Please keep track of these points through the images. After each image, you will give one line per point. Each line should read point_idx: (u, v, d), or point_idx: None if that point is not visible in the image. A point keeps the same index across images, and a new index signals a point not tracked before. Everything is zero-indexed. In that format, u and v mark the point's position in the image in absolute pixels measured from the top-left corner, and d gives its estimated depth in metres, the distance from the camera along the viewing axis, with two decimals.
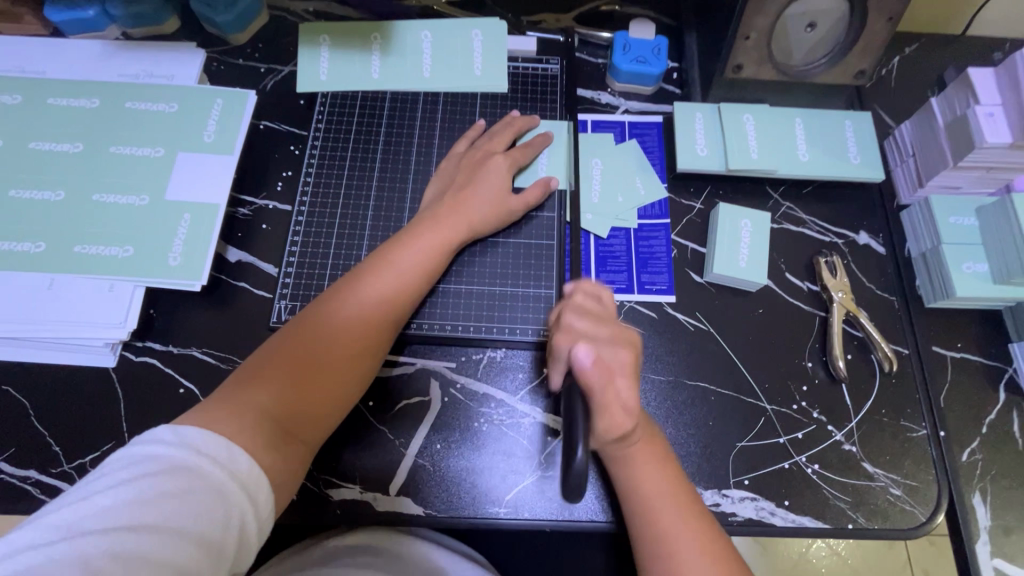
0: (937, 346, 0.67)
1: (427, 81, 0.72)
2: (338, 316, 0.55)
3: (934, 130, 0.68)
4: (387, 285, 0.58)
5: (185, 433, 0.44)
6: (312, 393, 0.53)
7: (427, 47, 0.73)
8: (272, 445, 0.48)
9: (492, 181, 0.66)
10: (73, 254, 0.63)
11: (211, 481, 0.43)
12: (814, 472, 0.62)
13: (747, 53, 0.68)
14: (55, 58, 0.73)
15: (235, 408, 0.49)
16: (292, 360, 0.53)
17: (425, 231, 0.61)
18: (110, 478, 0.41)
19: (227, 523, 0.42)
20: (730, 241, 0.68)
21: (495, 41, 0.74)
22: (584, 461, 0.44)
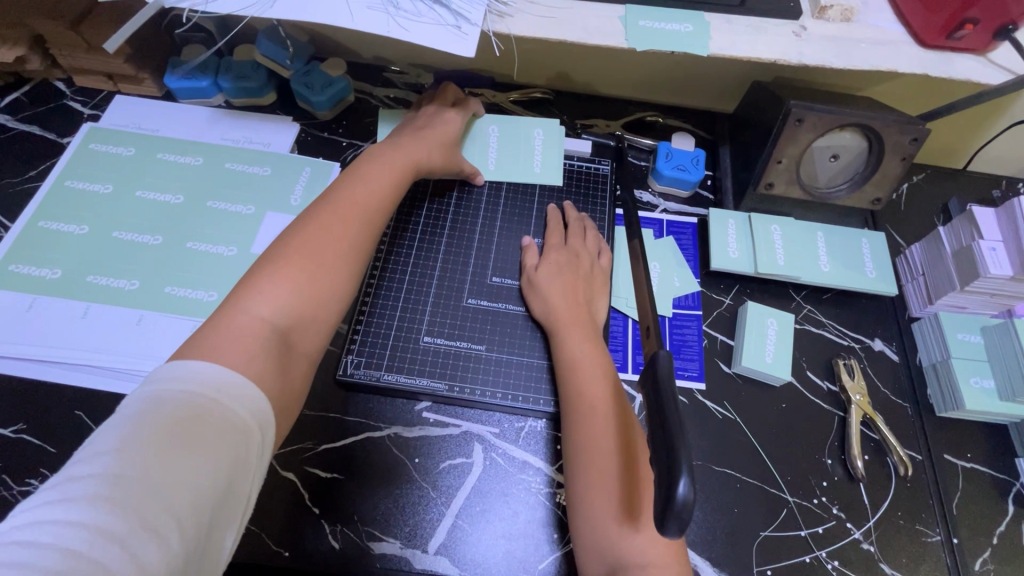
0: (950, 454, 0.71)
1: (493, 172, 0.82)
2: (321, 237, 0.58)
3: (942, 255, 0.76)
4: (359, 206, 0.63)
5: (194, 368, 0.45)
6: (306, 309, 0.55)
7: (494, 142, 0.84)
8: (269, 355, 0.50)
9: (445, 131, 0.77)
10: (164, 294, 0.69)
11: (232, 422, 0.44)
12: (833, 568, 0.64)
13: (779, 174, 0.77)
14: (167, 119, 0.83)
15: (228, 329, 0.50)
16: (282, 277, 0.55)
17: (388, 155, 0.70)
18: (132, 428, 0.41)
19: (248, 466, 0.44)
20: (757, 338, 0.75)
21: (554, 141, 0.85)
22: (692, 488, 0.37)
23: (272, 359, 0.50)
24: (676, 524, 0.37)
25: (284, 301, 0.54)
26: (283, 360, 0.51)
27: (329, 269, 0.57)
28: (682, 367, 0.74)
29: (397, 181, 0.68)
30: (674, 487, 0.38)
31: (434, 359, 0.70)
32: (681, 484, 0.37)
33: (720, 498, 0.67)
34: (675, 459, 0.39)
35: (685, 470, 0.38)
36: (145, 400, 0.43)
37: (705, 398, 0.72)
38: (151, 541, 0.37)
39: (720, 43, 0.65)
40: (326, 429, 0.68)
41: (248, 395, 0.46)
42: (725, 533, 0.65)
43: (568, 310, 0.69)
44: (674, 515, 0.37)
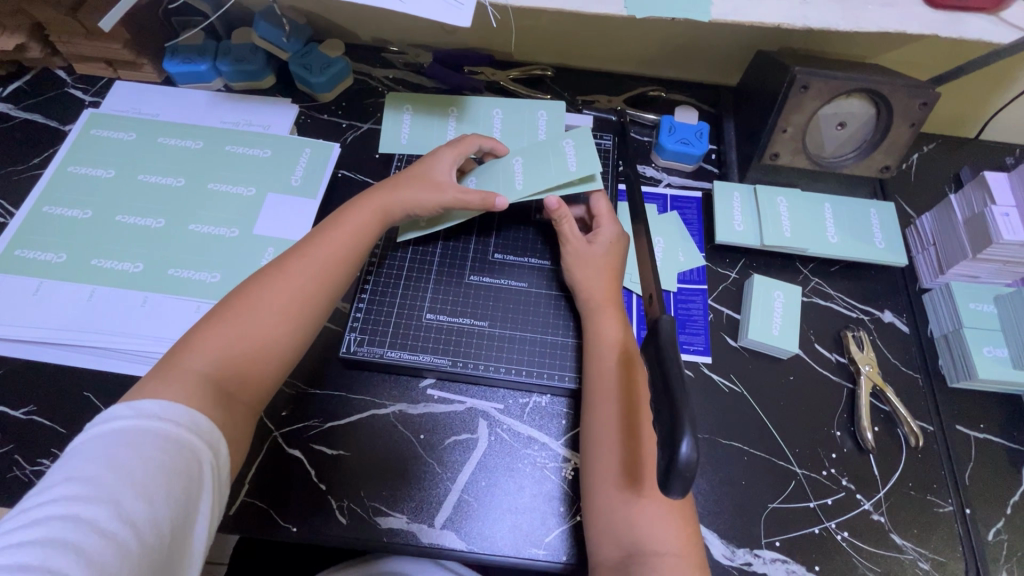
0: (962, 425, 0.70)
1: (520, 191, 0.69)
2: (274, 281, 0.58)
3: (953, 224, 0.74)
4: (319, 262, 0.60)
5: (141, 406, 0.46)
6: (250, 351, 0.54)
7: (517, 165, 0.71)
8: (211, 400, 0.50)
9: (444, 158, 0.69)
10: (167, 276, 0.69)
11: (182, 443, 0.46)
12: (844, 539, 0.64)
13: (784, 144, 0.76)
14: (167, 104, 0.83)
15: (180, 367, 0.51)
16: (233, 327, 0.54)
17: (358, 205, 0.66)
18: (83, 458, 0.42)
19: (202, 479, 0.46)
20: (764, 311, 0.74)
21: (585, 139, 0.71)
22: (696, 447, 0.37)
23: (216, 416, 0.49)
24: (680, 485, 0.37)
25: (227, 345, 0.53)
26: (226, 415, 0.51)
27: (271, 313, 0.56)
28: (688, 341, 0.73)
29: (364, 233, 0.64)
30: (678, 446, 0.37)
31: (437, 338, 0.70)
32: (684, 443, 0.37)
33: (727, 471, 0.66)
34: (678, 419, 0.38)
35: (688, 429, 0.37)
36: (94, 433, 0.44)
37: (711, 371, 0.72)
38: (110, 551, 0.39)
39: (721, 8, 0.64)
40: (330, 407, 0.68)
41: (198, 421, 0.48)
42: (733, 505, 0.65)
43: (602, 290, 0.68)
44: (677, 474, 0.37)
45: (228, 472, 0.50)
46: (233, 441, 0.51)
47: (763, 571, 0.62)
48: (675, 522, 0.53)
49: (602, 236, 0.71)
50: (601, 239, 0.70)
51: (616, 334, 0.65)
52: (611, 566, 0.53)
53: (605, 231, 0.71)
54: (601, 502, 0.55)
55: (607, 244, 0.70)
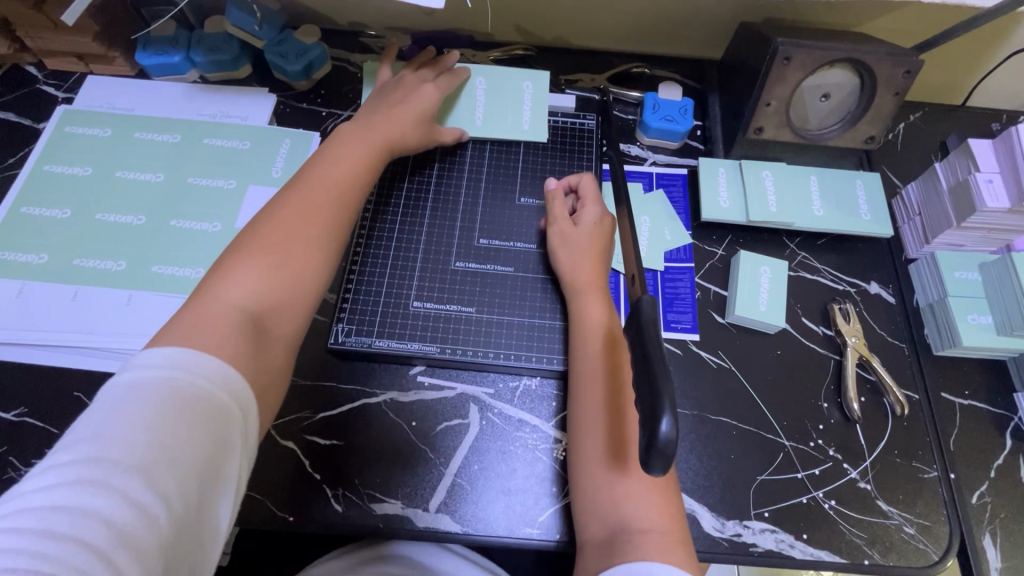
0: (946, 392, 0.71)
1: (478, 128, 0.79)
2: (289, 221, 0.56)
3: (938, 193, 0.74)
4: (327, 193, 0.60)
5: (165, 354, 0.44)
6: (274, 289, 0.53)
7: (479, 99, 0.80)
8: (240, 337, 0.49)
9: (424, 100, 0.73)
10: (151, 273, 0.69)
11: (210, 401, 0.43)
12: (831, 508, 0.65)
13: (768, 118, 0.75)
14: (142, 97, 0.81)
15: (201, 319, 0.48)
16: (249, 265, 0.53)
17: (353, 138, 0.66)
18: (111, 414, 0.41)
19: (231, 440, 0.44)
20: (750, 287, 0.74)
21: (542, 95, 0.81)
22: (675, 425, 0.37)
23: (243, 351, 0.48)
24: (660, 463, 0.38)
25: (248, 288, 0.52)
26: (258, 349, 0.50)
27: (290, 252, 0.55)
28: (676, 320, 0.73)
29: (366, 163, 0.65)
30: (657, 424, 0.38)
31: (425, 324, 0.70)
32: (663, 422, 0.37)
33: (716, 446, 0.67)
34: (657, 399, 0.39)
35: (667, 409, 0.38)
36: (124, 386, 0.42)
37: (699, 348, 0.72)
38: (137, 518, 0.38)
39: None
40: (321, 397, 0.68)
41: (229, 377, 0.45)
42: (723, 479, 0.66)
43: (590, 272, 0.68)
44: (657, 452, 0.38)
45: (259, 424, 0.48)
46: (261, 378, 0.49)
47: (752, 541, 0.63)
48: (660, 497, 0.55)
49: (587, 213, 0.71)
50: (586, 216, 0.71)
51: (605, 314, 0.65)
52: (597, 545, 0.54)
53: (586, 213, 0.71)
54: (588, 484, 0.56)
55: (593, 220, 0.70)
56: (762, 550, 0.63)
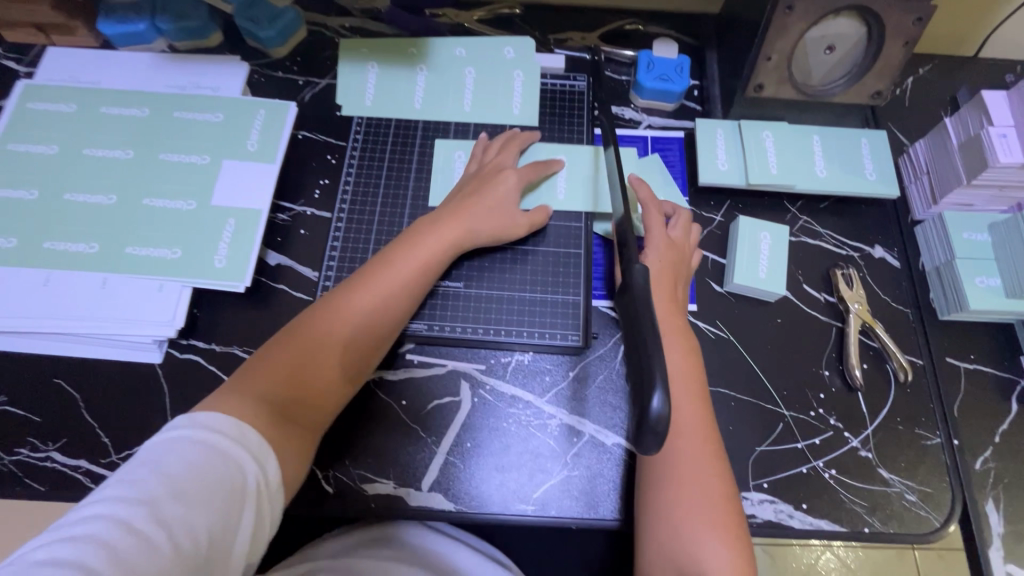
0: (951, 357, 0.69)
1: (465, 115, 0.76)
2: (337, 308, 0.59)
3: (947, 149, 0.71)
4: (379, 287, 0.60)
5: (202, 417, 0.48)
6: (307, 378, 0.56)
7: (468, 83, 0.77)
8: (275, 423, 0.52)
9: (499, 192, 0.68)
10: (124, 255, 0.66)
11: (244, 467, 0.47)
12: (831, 477, 0.64)
13: (768, 73, 0.71)
14: (107, 69, 0.77)
15: (245, 388, 0.53)
16: (291, 350, 0.56)
17: (424, 233, 0.64)
18: (141, 460, 0.44)
19: (249, 490, 0.46)
20: (750, 254, 0.71)
21: (533, 81, 0.77)
22: (667, 402, 0.35)
23: (271, 437, 0.51)
24: (653, 441, 0.36)
25: (284, 375, 0.55)
26: (286, 439, 0.52)
27: (327, 339, 0.57)
28: None
29: (428, 264, 0.63)
30: (648, 401, 0.36)
31: None
32: (653, 398, 0.35)
33: (714, 417, 0.65)
34: (647, 374, 0.37)
35: (659, 384, 0.36)
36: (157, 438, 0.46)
37: (696, 318, 0.70)
38: (143, 551, 0.40)
39: None
40: None
41: (266, 459, 0.49)
42: (721, 451, 0.64)
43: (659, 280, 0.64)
44: (648, 430, 0.36)
45: (282, 489, 0.51)
46: (287, 463, 0.52)
47: (751, 512, 0.62)
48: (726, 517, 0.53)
49: (659, 247, 0.65)
50: (659, 251, 0.64)
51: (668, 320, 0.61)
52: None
53: (654, 251, 0.64)
54: (662, 512, 0.53)
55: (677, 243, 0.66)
56: (761, 520, 0.62)
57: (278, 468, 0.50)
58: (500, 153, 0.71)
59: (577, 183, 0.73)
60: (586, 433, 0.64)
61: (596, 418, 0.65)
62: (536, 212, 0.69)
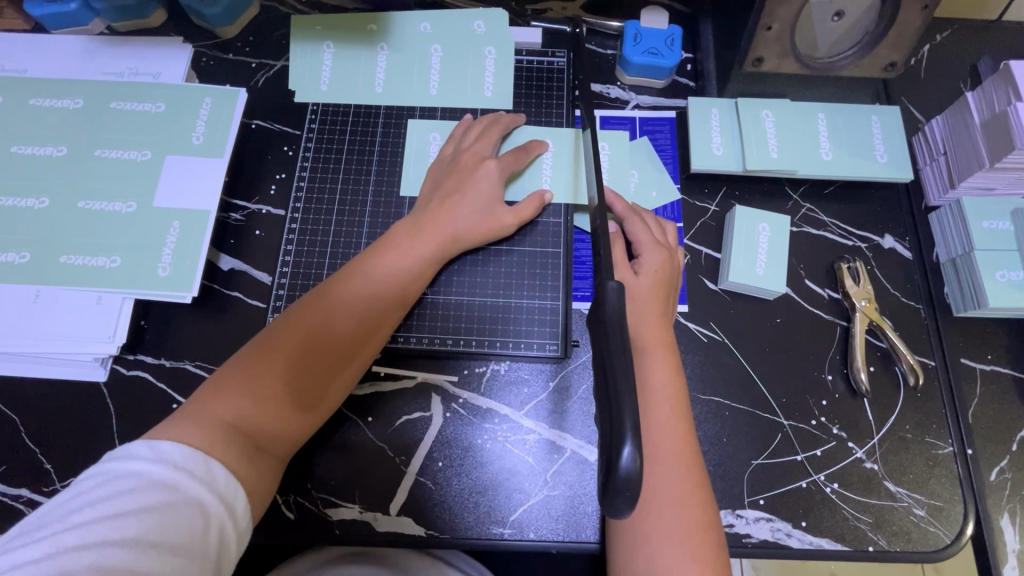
0: (967, 358, 0.64)
1: (433, 99, 0.68)
2: (311, 327, 0.53)
3: (968, 127, 0.64)
4: (358, 298, 0.55)
5: (160, 447, 0.43)
6: (280, 408, 0.50)
7: (436, 62, 0.69)
8: (247, 462, 0.46)
9: (482, 186, 0.61)
10: (60, 264, 0.61)
11: (204, 501, 0.42)
12: (833, 491, 0.59)
13: (768, 46, 0.63)
14: (35, 54, 0.69)
15: (206, 412, 0.47)
16: (261, 375, 0.50)
17: (407, 238, 0.59)
18: (87, 495, 0.39)
19: (209, 530, 0.41)
20: (747, 248, 0.65)
21: (507, 58, 0.69)
22: (638, 456, 0.33)
23: (239, 468, 0.45)
24: (624, 500, 0.33)
25: (254, 404, 0.49)
26: (255, 468, 0.47)
27: (303, 363, 0.52)
28: None
29: (411, 272, 0.58)
30: (618, 453, 0.33)
31: None
32: (625, 450, 0.33)
33: (707, 428, 0.60)
34: (618, 422, 0.34)
35: (630, 436, 0.33)
36: (106, 469, 0.41)
37: (687, 320, 0.64)
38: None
39: None
40: None
41: (236, 500, 0.44)
42: (714, 466, 0.59)
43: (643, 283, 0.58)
44: (619, 488, 0.33)
45: (249, 527, 0.46)
46: (253, 497, 0.47)
47: (746, 532, 0.57)
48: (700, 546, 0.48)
49: (652, 252, 0.59)
50: (654, 255, 0.59)
51: (650, 331, 0.56)
52: None
53: (648, 258, 0.59)
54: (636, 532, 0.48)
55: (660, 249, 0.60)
56: (757, 540, 0.57)
57: (246, 503, 0.45)
58: (479, 140, 0.64)
59: (562, 170, 0.66)
60: (567, 449, 0.60)
61: (578, 433, 0.60)
62: (526, 204, 0.62)
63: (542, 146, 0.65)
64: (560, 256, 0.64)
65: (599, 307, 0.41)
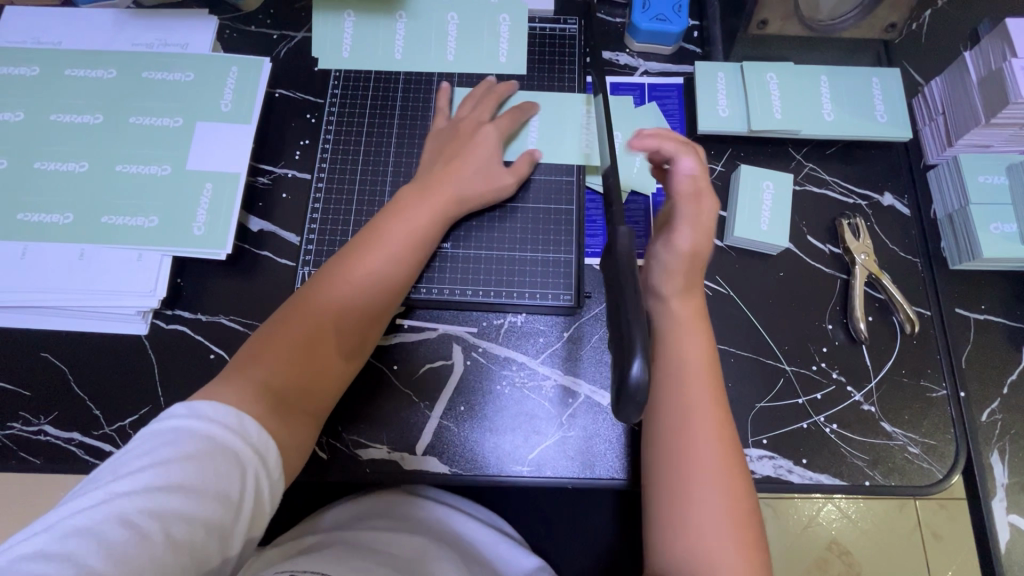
0: (961, 308, 0.67)
1: (449, 65, 0.71)
2: (331, 294, 0.56)
3: (966, 85, 0.66)
4: (373, 263, 0.58)
5: (197, 405, 0.46)
6: (307, 368, 0.54)
7: (452, 29, 0.72)
8: (277, 415, 0.51)
9: (484, 147, 0.64)
10: (101, 224, 0.64)
11: (237, 453, 0.45)
12: (832, 431, 0.62)
13: (772, 8, 0.66)
14: (67, 27, 0.72)
15: (245, 375, 0.51)
16: (289, 339, 0.54)
17: (417, 203, 0.61)
18: (132, 450, 0.43)
19: (245, 478, 0.45)
20: (752, 204, 0.67)
21: (521, 25, 0.72)
22: (647, 367, 0.36)
23: (272, 424, 0.50)
24: (634, 409, 0.37)
25: (282, 365, 0.53)
26: (288, 422, 0.52)
27: (327, 328, 0.56)
28: None
29: (425, 233, 0.61)
30: (629, 367, 0.36)
31: None
32: (634, 364, 0.36)
33: None
34: (628, 342, 0.37)
35: (639, 352, 0.36)
36: (147, 429, 0.45)
37: None
38: (133, 543, 0.39)
39: None
40: None
41: (271, 450, 0.48)
42: None
43: None
44: (630, 399, 0.36)
45: (283, 478, 0.49)
46: (287, 450, 0.51)
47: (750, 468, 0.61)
48: (732, 483, 0.52)
49: (703, 195, 0.60)
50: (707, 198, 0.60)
51: (687, 307, 0.59)
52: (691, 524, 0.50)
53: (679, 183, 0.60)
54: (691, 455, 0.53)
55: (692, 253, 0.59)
56: (760, 476, 0.61)
57: (279, 454, 0.49)
58: (476, 109, 0.67)
59: (574, 131, 0.69)
60: (581, 394, 0.63)
61: (590, 378, 0.64)
62: (521, 162, 0.66)
63: (531, 104, 0.68)
64: (572, 214, 0.68)
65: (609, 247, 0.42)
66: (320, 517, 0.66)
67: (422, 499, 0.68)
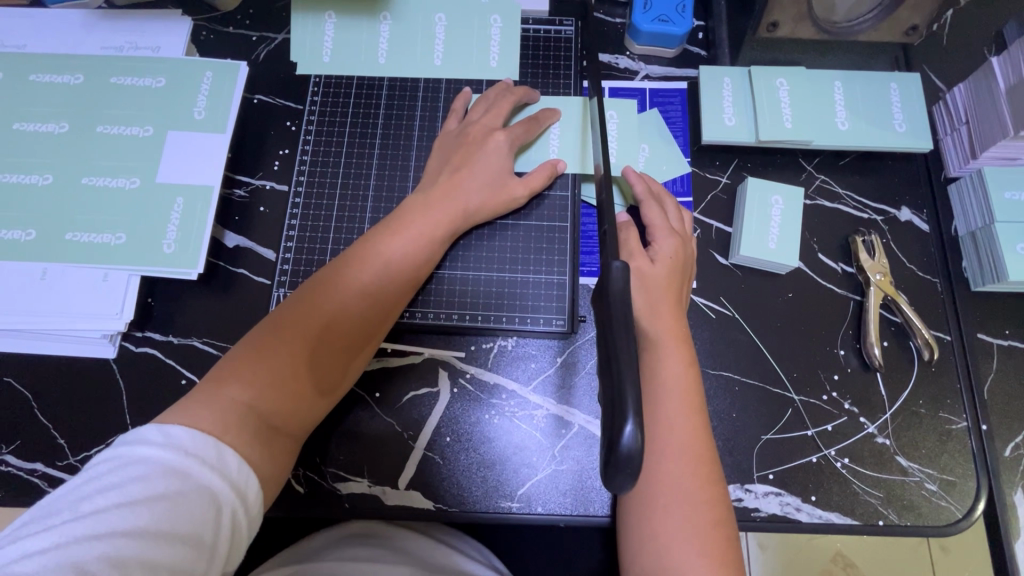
0: (983, 333, 0.62)
1: (437, 70, 0.67)
2: (321, 308, 0.52)
3: (993, 94, 0.62)
4: (369, 276, 0.54)
5: (172, 432, 0.42)
6: (292, 389, 0.49)
7: (440, 31, 0.67)
8: (257, 442, 0.46)
9: (494, 158, 0.60)
10: (65, 241, 0.60)
11: (212, 490, 0.41)
12: (844, 466, 0.58)
13: (784, 10, 0.61)
14: (32, 29, 0.67)
15: (223, 395, 0.46)
16: (272, 357, 0.49)
17: (420, 215, 0.57)
18: (98, 482, 0.39)
19: (221, 520, 0.41)
20: (759, 220, 0.63)
21: (514, 27, 0.67)
22: (639, 433, 0.33)
23: (250, 452, 0.45)
24: (625, 478, 0.33)
25: (264, 385, 0.48)
26: (267, 450, 0.47)
27: (315, 346, 0.51)
28: None
29: (426, 247, 0.57)
30: (620, 431, 0.33)
31: None
32: (626, 428, 0.33)
33: (717, 403, 0.60)
34: (619, 401, 0.34)
35: (632, 414, 0.34)
36: (116, 456, 0.41)
37: (696, 295, 0.63)
38: None
39: None
40: None
41: (248, 483, 0.44)
42: (723, 441, 0.59)
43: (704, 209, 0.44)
44: (622, 464, 0.33)
45: (262, 512, 0.45)
46: (268, 480, 0.46)
47: (754, 506, 0.57)
48: (709, 513, 0.48)
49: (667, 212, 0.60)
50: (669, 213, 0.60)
51: (666, 322, 0.54)
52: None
53: (647, 206, 0.60)
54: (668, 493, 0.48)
55: (668, 266, 0.57)
56: (765, 514, 0.57)
57: (259, 488, 0.45)
58: (487, 113, 0.62)
59: (571, 140, 0.65)
60: (575, 424, 0.59)
61: (585, 408, 0.60)
62: (537, 174, 0.61)
63: (551, 113, 0.64)
64: (567, 229, 0.63)
65: (603, 287, 0.40)
66: (297, 546, 0.63)
67: (408, 531, 0.65)
